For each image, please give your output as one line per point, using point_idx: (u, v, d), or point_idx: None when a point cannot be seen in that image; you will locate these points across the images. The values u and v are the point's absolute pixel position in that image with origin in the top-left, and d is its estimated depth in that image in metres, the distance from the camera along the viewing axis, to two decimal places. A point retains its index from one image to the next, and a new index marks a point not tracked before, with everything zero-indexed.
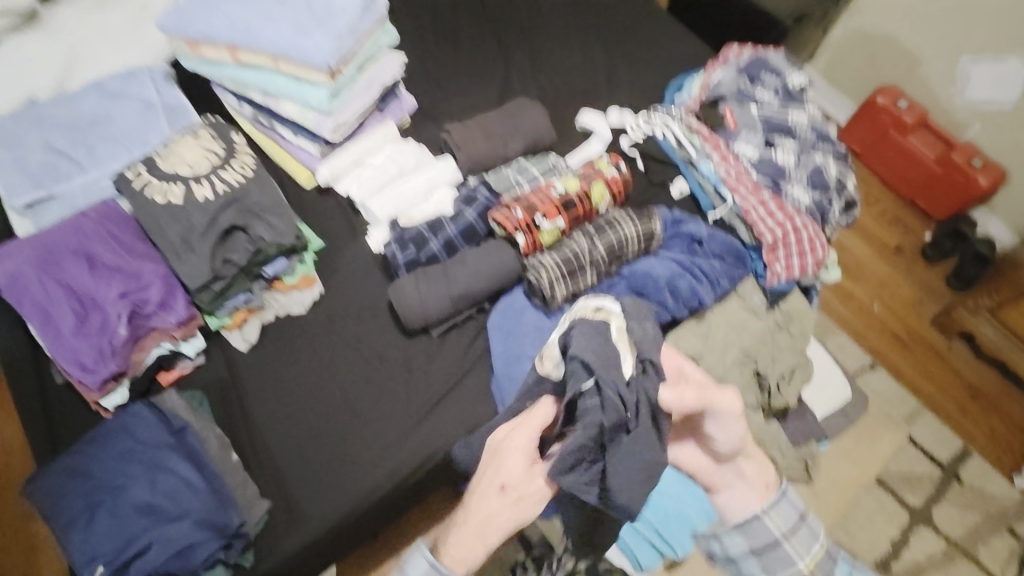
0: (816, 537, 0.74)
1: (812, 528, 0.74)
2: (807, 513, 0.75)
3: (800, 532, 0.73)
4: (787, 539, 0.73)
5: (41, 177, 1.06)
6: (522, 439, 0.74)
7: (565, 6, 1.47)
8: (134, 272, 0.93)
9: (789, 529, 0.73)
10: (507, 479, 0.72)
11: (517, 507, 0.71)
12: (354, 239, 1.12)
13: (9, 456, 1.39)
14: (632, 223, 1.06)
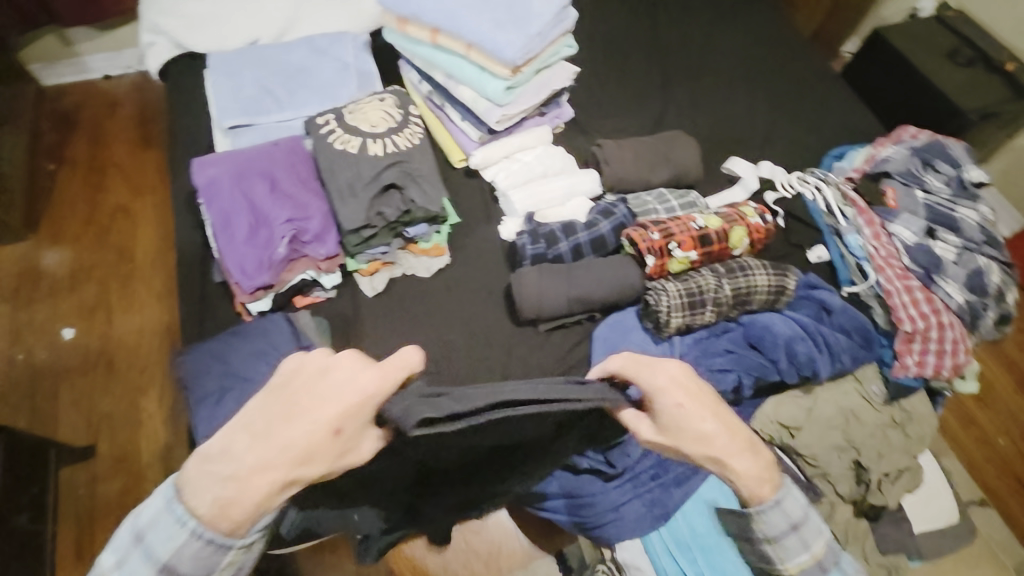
0: (809, 548, 0.73)
1: (800, 536, 0.72)
2: (800, 524, 0.72)
3: (788, 543, 0.72)
4: (770, 543, 0.73)
5: (248, 106, 1.22)
6: (358, 381, 0.61)
7: (738, 55, 1.48)
8: (303, 203, 1.06)
9: (774, 536, 0.72)
10: (344, 421, 0.60)
11: (323, 454, 0.60)
12: (488, 224, 1.19)
13: (142, 337, 1.60)
14: (764, 273, 1.05)
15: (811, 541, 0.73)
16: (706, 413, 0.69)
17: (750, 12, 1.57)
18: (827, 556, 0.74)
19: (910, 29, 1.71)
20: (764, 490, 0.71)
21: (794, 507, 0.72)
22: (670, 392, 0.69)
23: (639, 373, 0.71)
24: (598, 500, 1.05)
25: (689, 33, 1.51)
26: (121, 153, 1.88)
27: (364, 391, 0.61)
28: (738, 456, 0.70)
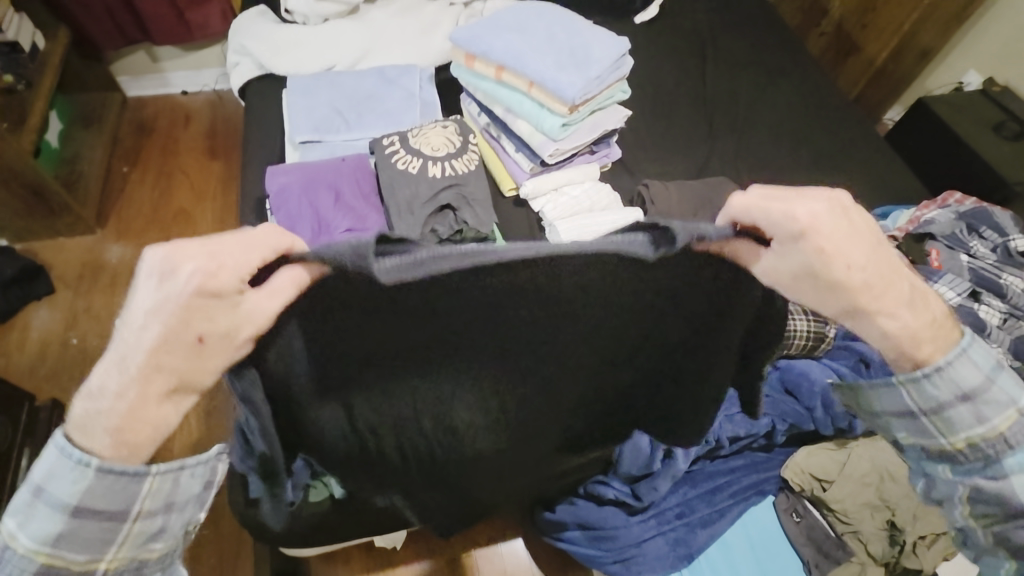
0: (981, 418, 0.61)
1: (972, 406, 0.60)
2: (972, 391, 0.60)
3: (955, 415, 0.61)
4: (927, 415, 0.61)
5: (319, 125, 1.32)
6: (204, 282, 0.43)
7: (784, 113, 1.53)
8: (363, 215, 1.13)
9: (934, 407, 0.60)
10: (200, 331, 0.45)
11: (190, 357, 0.46)
12: None
13: None
14: (805, 319, 1.05)
15: (989, 413, 0.61)
16: (887, 273, 0.53)
17: (797, 74, 1.63)
18: (1015, 430, 0.61)
19: (954, 101, 1.74)
20: (933, 342, 0.59)
21: (968, 373, 0.60)
22: (812, 236, 0.51)
23: (771, 216, 0.52)
24: (621, 534, 1.04)
25: (736, 90, 1.57)
26: (189, 162, 2.01)
27: (212, 278, 0.44)
28: (892, 313, 0.55)
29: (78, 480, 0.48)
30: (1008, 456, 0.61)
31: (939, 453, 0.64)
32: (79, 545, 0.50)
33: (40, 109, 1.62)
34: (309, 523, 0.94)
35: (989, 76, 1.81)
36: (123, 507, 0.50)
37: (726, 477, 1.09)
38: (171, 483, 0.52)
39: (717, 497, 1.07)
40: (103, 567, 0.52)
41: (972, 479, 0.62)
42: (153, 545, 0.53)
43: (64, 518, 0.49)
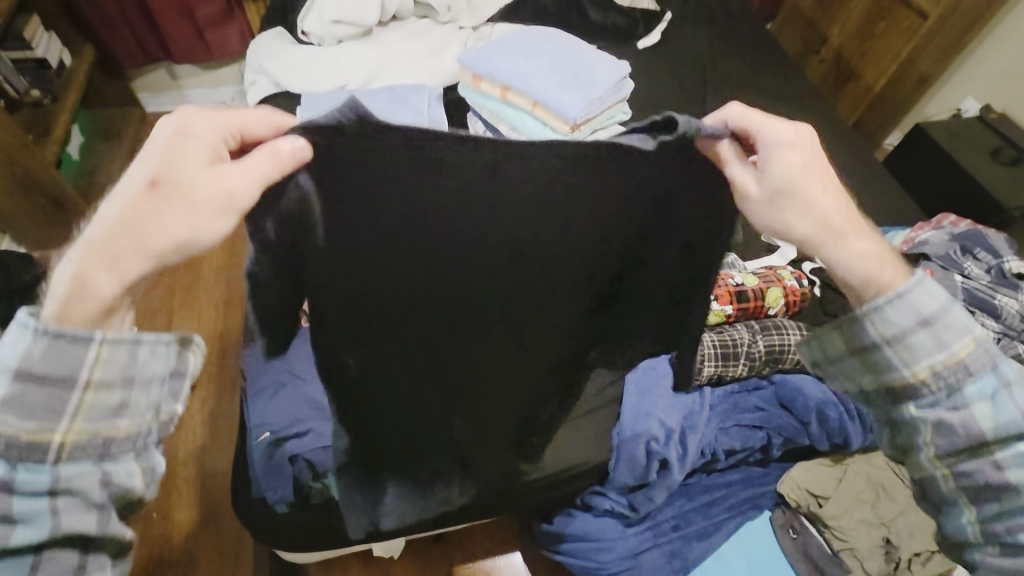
0: (941, 345, 0.61)
1: (933, 331, 0.61)
2: (929, 318, 0.61)
3: (917, 339, 0.61)
4: (891, 344, 0.62)
5: None
6: (181, 136, 0.52)
7: None
8: None
9: (894, 335, 0.62)
10: (159, 174, 0.51)
11: (156, 204, 0.51)
12: None
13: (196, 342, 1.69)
14: (799, 334, 1.08)
15: (948, 340, 0.61)
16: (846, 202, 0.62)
17: (796, 100, 1.67)
18: (974, 357, 0.61)
19: (952, 128, 1.77)
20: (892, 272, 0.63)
21: (922, 299, 0.61)
22: (796, 147, 0.59)
23: (764, 123, 0.59)
24: (617, 545, 1.05)
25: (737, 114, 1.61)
26: None
27: (188, 133, 0.52)
28: (856, 235, 0.63)
29: (30, 344, 0.50)
30: (969, 386, 0.60)
31: (903, 389, 0.63)
32: (30, 416, 0.50)
33: (64, 121, 1.69)
34: (311, 527, 0.95)
35: (986, 103, 1.84)
36: (73, 371, 0.51)
37: (722, 491, 1.10)
38: (123, 358, 0.53)
39: (713, 510, 1.08)
40: (58, 442, 0.51)
41: (937, 411, 0.61)
42: (117, 422, 0.53)
43: (15, 386, 0.50)
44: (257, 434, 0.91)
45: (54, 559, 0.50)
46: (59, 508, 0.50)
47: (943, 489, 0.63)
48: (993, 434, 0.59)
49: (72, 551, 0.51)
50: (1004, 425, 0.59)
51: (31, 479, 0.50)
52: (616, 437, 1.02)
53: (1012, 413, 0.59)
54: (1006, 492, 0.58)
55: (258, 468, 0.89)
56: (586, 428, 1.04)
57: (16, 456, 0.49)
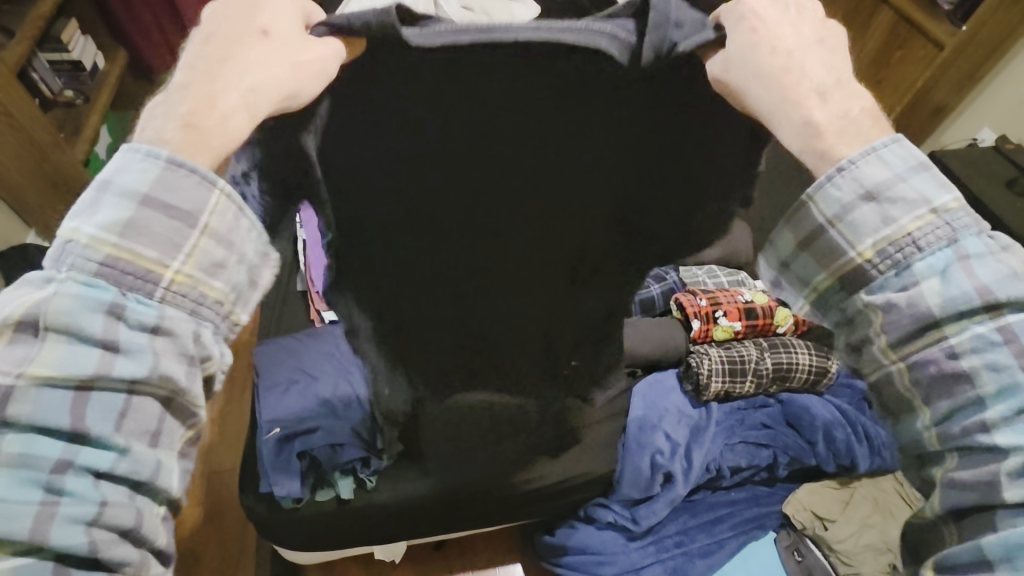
0: (889, 219, 0.45)
1: (884, 204, 0.45)
2: (879, 189, 0.45)
3: (863, 216, 0.45)
4: (834, 227, 0.46)
5: None
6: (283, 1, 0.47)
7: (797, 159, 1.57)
8: None
9: (836, 214, 0.46)
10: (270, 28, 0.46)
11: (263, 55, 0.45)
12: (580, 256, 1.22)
13: None
14: (808, 352, 1.07)
15: (898, 214, 0.44)
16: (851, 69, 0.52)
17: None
18: (927, 232, 0.44)
19: (968, 156, 1.77)
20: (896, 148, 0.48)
21: (877, 162, 0.45)
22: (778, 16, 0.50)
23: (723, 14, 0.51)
24: (618, 558, 1.05)
25: None
26: None
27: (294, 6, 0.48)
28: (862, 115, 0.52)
29: (151, 170, 0.40)
30: (916, 262, 0.44)
31: (848, 282, 0.47)
32: (143, 240, 0.39)
33: (94, 121, 1.74)
34: (313, 523, 0.95)
35: (1002, 133, 1.84)
36: (188, 206, 0.41)
37: (727, 509, 1.08)
38: (234, 221, 0.43)
39: (717, 528, 1.07)
40: (169, 279, 0.40)
41: (882, 298, 0.45)
42: (213, 281, 0.42)
43: (135, 207, 0.40)
44: (266, 429, 0.91)
45: (139, 410, 0.39)
46: (160, 350, 0.39)
47: (899, 390, 0.47)
48: (942, 315, 0.43)
49: (155, 403, 0.39)
50: (958, 294, 0.43)
51: (143, 313, 0.39)
52: (625, 449, 1.02)
53: (960, 287, 0.43)
54: (957, 383, 0.44)
55: (267, 462, 0.91)
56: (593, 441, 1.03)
57: (134, 281, 0.39)
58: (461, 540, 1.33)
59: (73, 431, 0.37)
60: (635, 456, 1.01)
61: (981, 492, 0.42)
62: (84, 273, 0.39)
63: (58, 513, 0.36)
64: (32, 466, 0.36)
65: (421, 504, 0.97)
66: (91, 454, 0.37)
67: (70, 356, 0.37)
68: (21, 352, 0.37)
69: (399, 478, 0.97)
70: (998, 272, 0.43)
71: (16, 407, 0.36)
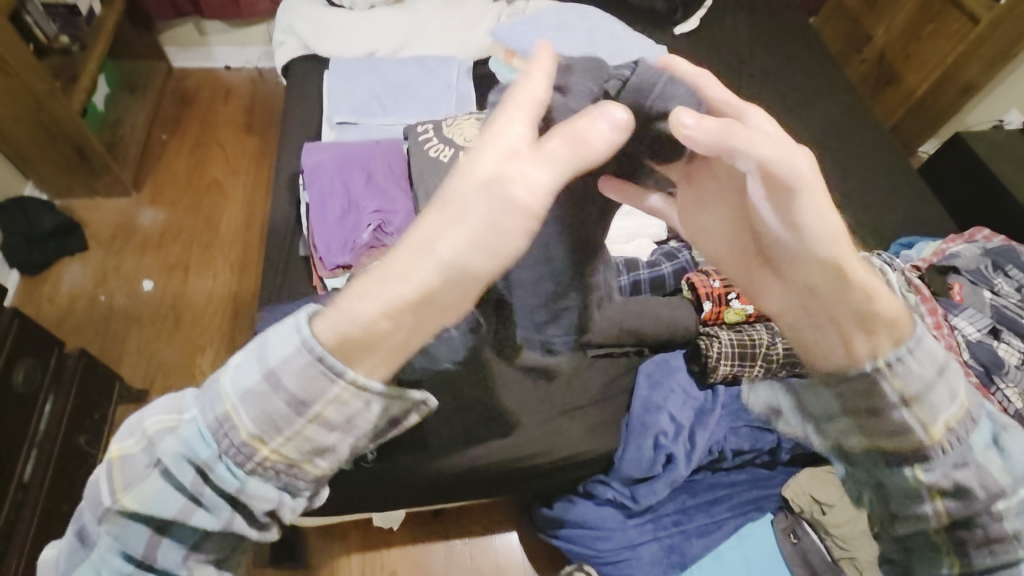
0: (953, 396, 0.51)
1: (948, 383, 0.51)
2: (945, 366, 0.51)
3: (936, 395, 0.51)
4: (908, 407, 0.50)
5: (356, 107, 1.31)
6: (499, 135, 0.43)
7: (818, 137, 1.51)
8: (392, 198, 1.13)
9: (914, 391, 0.50)
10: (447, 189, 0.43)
11: (460, 208, 0.42)
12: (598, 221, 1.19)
13: (206, 306, 1.67)
14: None
15: (958, 388, 0.52)
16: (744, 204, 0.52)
17: (838, 101, 1.60)
18: (974, 404, 0.52)
19: (993, 139, 1.71)
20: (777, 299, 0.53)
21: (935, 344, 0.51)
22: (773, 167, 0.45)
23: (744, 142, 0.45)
24: (616, 534, 1.05)
25: (771, 109, 1.55)
26: (224, 136, 1.99)
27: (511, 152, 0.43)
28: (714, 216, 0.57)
29: (294, 355, 0.44)
30: (973, 435, 0.51)
31: (907, 452, 0.51)
32: (256, 417, 0.46)
33: (91, 70, 1.67)
34: None
35: None
36: (302, 394, 0.45)
37: (726, 490, 1.09)
38: (351, 408, 0.46)
39: (716, 508, 1.08)
40: (263, 455, 0.47)
41: (946, 475, 0.50)
42: (316, 460, 0.48)
43: (255, 383, 0.46)
44: None
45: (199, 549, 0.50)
46: (234, 513, 0.49)
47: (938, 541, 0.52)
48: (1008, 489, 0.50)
49: (214, 545, 0.50)
50: (1015, 478, 0.50)
51: (225, 482, 0.47)
52: (625, 427, 1.02)
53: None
54: (1001, 546, 0.50)
55: None
56: (595, 418, 1.03)
57: (227, 448, 0.47)
58: (459, 512, 1.34)
59: (144, 557, 0.50)
60: (640, 435, 0.99)
61: None
62: (196, 433, 0.48)
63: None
64: (114, 570, 0.50)
65: (422, 475, 0.98)
66: (156, 574, 0.50)
67: (161, 499, 0.48)
68: (131, 481, 0.49)
69: (401, 451, 0.96)
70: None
71: (109, 523, 0.49)
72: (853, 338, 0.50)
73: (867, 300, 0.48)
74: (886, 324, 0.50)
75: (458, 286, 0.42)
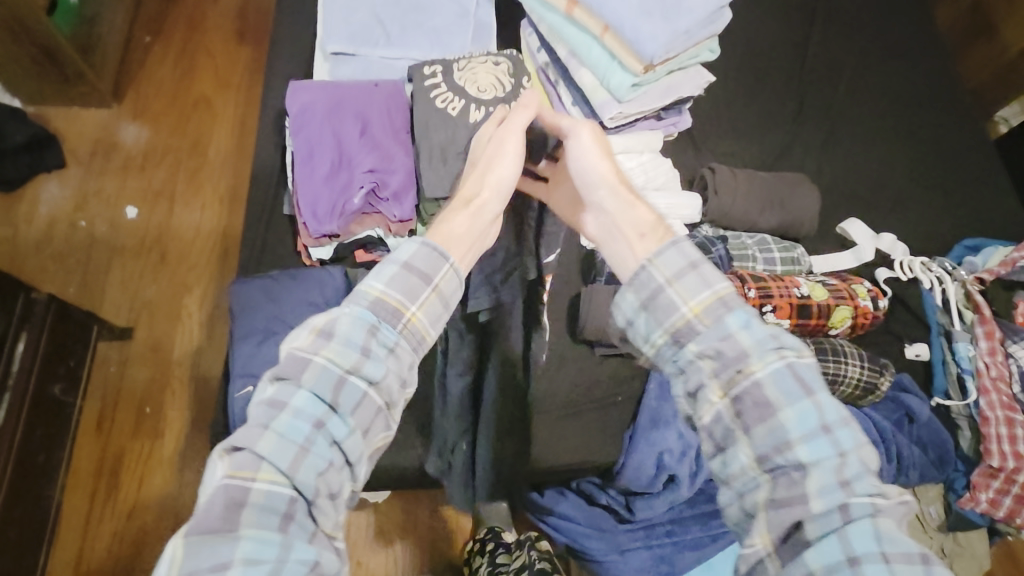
0: (708, 284, 0.61)
1: (701, 274, 0.61)
2: (700, 261, 0.62)
3: (688, 279, 0.61)
4: (670, 285, 0.61)
5: (355, 33, 1.11)
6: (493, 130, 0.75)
7: (899, 107, 1.28)
8: (389, 154, 0.98)
9: (672, 274, 0.62)
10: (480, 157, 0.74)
11: (498, 156, 0.72)
12: None
13: (193, 243, 1.56)
14: (858, 363, 0.91)
15: (714, 281, 0.61)
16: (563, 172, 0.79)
17: (933, 61, 1.34)
18: (732, 296, 0.61)
19: None
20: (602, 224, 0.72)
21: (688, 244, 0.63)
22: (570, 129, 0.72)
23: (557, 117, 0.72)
24: (604, 537, 1.01)
25: (849, 67, 1.30)
26: (214, 43, 1.77)
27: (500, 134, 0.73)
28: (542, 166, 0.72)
29: (415, 249, 0.64)
30: (726, 320, 0.59)
31: (681, 331, 0.61)
32: (396, 289, 0.61)
33: None
34: None
35: None
36: (427, 272, 0.63)
37: None
38: (455, 284, 0.66)
39: (714, 521, 1.02)
40: (409, 318, 0.61)
41: (710, 343, 0.58)
42: (430, 328, 0.63)
43: (396, 270, 0.62)
44: (238, 385, 0.84)
45: (365, 406, 0.57)
46: (393, 367, 0.59)
47: (729, 426, 0.58)
48: (755, 361, 0.57)
49: (376, 403, 0.58)
50: (761, 347, 0.58)
51: (390, 337, 0.60)
52: (627, 438, 0.96)
53: (767, 338, 0.58)
54: (770, 412, 0.56)
55: (236, 423, 0.82)
56: (595, 425, 0.96)
57: (385, 315, 0.60)
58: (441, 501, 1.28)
59: (332, 401, 0.56)
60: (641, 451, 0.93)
61: (798, 505, 0.54)
62: (359, 306, 0.60)
63: (306, 458, 0.54)
64: (300, 420, 0.55)
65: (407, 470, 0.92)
66: (336, 424, 0.56)
67: (341, 353, 0.57)
68: (314, 342, 0.57)
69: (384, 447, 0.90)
70: (766, 332, 0.58)
71: (310, 372, 0.56)
72: (631, 236, 0.67)
73: (627, 202, 0.69)
74: (649, 225, 0.67)
75: (500, 195, 0.71)
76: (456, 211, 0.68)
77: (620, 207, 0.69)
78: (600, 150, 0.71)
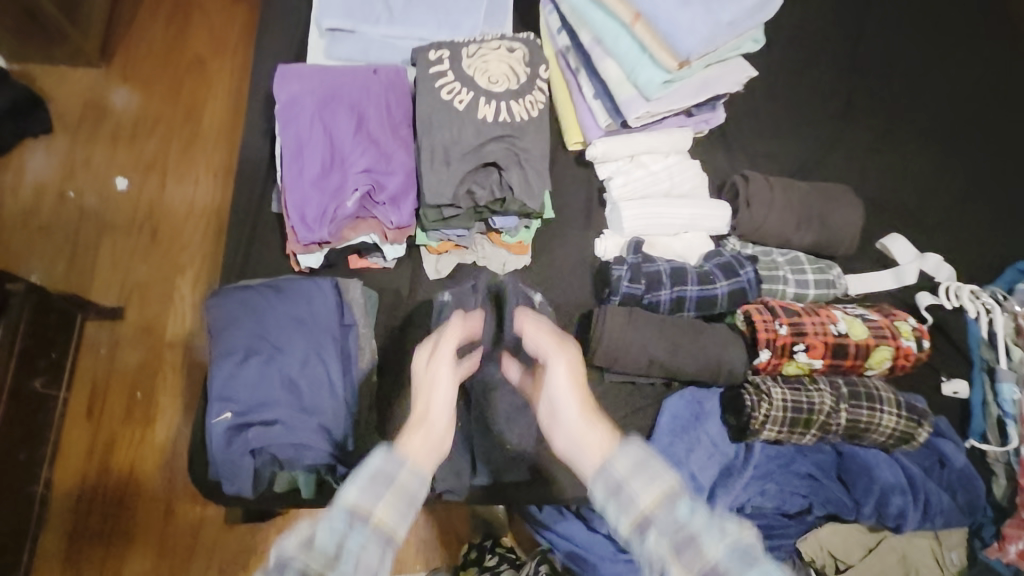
0: (658, 477, 0.58)
1: (653, 472, 0.58)
2: (652, 454, 0.59)
3: (639, 480, 0.58)
4: (626, 484, 0.58)
5: (354, 7, 0.99)
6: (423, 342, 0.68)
7: (958, 109, 1.14)
8: (387, 153, 0.88)
9: (629, 474, 0.58)
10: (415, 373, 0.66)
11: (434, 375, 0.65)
12: (643, 205, 0.96)
13: (186, 220, 1.43)
14: (894, 413, 0.86)
15: (661, 468, 0.58)
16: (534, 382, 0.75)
17: (1002, 55, 1.18)
18: (684, 488, 0.58)
19: None
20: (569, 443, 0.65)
21: (639, 446, 0.60)
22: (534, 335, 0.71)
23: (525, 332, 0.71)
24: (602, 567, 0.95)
25: (905, 62, 1.16)
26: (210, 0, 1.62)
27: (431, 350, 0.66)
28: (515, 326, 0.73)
29: (384, 452, 0.58)
30: (679, 507, 0.56)
31: (641, 525, 0.56)
32: (367, 493, 0.55)
33: None
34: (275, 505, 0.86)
35: None
36: (395, 472, 0.57)
37: None
38: (419, 481, 0.58)
39: None
40: (375, 518, 0.53)
41: (667, 538, 0.54)
42: (402, 525, 0.55)
43: (368, 475, 0.56)
44: (216, 410, 0.77)
45: None
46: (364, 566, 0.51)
47: None
48: (705, 542, 0.54)
49: None
50: (709, 525, 0.54)
51: (357, 542, 0.52)
52: None
53: (717, 523, 0.55)
54: None
55: (215, 454, 0.76)
56: None
57: (357, 515, 0.53)
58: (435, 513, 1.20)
59: None
60: None
61: None
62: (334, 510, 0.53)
63: None
64: None
65: None
66: None
67: (319, 547, 0.50)
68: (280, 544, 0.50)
69: None
70: (717, 519, 0.55)
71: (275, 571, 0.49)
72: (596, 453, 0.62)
73: (587, 421, 0.64)
74: (609, 440, 0.63)
75: (444, 419, 0.62)
76: (412, 430, 0.61)
77: (580, 425, 0.64)
78: (566, 367, 0.68)
